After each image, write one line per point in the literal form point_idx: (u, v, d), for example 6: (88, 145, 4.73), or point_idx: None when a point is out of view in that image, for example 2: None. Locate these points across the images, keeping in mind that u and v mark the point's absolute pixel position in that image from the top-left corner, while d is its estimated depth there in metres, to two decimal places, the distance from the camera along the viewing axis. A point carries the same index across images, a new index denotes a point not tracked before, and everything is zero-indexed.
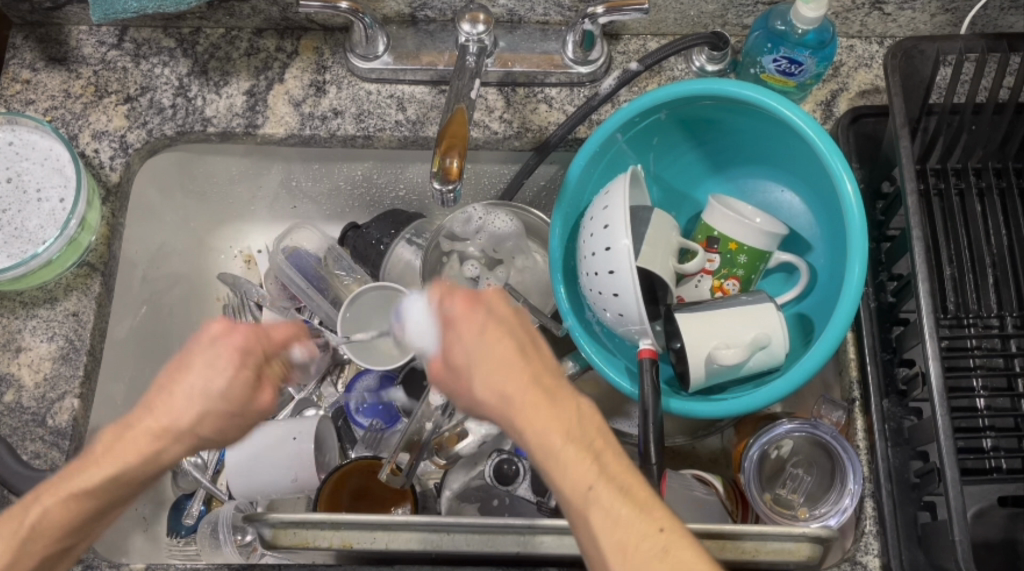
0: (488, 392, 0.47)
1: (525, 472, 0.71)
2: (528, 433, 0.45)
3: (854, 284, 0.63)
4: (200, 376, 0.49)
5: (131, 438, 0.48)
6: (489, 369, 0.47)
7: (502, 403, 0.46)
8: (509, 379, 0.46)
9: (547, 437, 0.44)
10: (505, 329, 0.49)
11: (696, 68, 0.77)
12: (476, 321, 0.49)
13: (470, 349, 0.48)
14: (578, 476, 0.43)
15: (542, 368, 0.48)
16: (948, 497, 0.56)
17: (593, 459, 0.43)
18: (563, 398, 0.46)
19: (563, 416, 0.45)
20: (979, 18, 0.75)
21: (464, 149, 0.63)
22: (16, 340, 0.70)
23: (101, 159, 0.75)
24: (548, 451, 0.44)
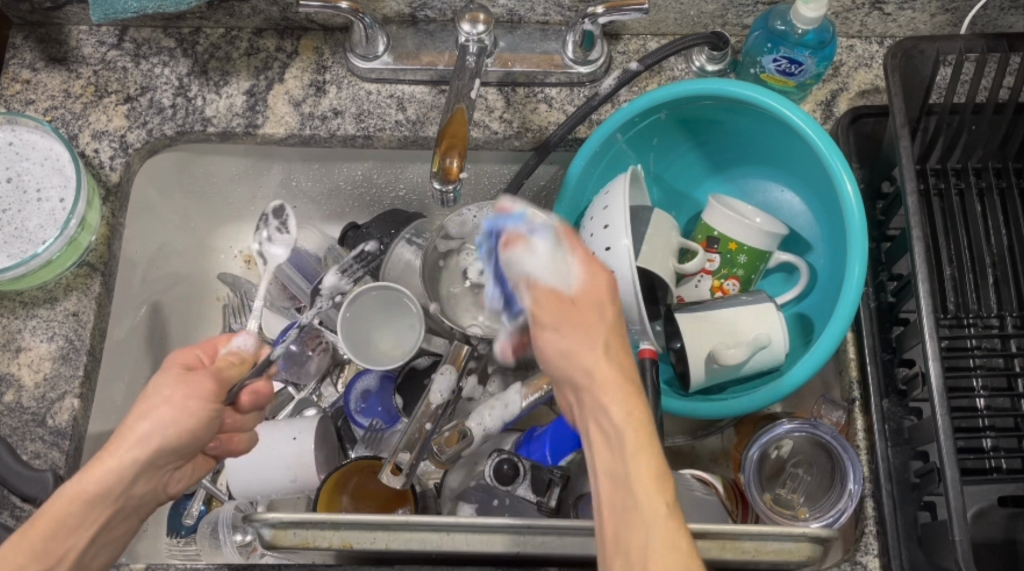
0: (581, 361, 0.50)
1: (525, 473, 0.69)
2: (606, 408, 0.47)
3: (854, 284, 0.63)
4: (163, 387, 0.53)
5: (118, 451, 0.51)
6: (592, 345, 0.50)
7: (589, 375, 0.49)
8: (601, 370, 0.49)
9: (621, 417, 0.47)
10: (605, 325, 0.52)
11: (695, 68, 0.77)
12: (593, 290, 0.53)
13: (569, 338, 0.51)
14: (638, 464, 0.45)
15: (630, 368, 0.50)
16: (948, 497, 0.56)
17: (646, 458, 0.45)
18: (637, 394, 0.48)
19: (639, 405, 0.47)
20: (979, 18, 0.75)
21: (464, 149, 0.63)
22: (16, 340, 0.70)
23: (101, 159, 0.75)
24: (613, 442, 0.46)
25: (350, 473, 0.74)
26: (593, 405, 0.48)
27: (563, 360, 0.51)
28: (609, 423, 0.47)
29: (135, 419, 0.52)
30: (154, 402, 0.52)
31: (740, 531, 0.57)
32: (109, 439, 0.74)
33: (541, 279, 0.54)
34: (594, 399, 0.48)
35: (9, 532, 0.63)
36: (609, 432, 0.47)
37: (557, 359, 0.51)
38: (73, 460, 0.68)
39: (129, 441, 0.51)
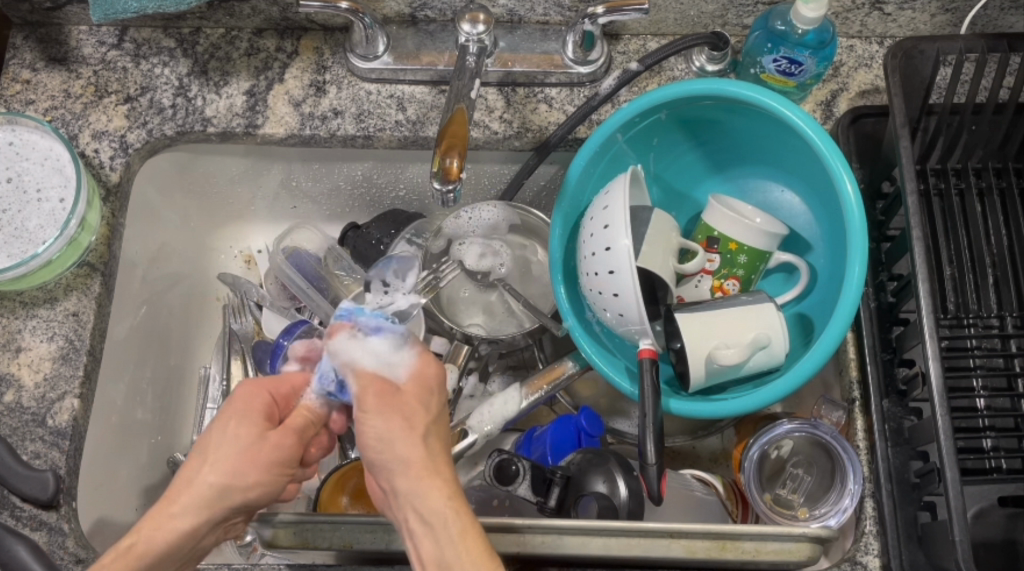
0: (392, 451, 0.52)
1: (525, 473, 0.66)
2: (421, 494, 0.50)
3: (854, 285, 0.63)
4: (239, 434, 0.54)
5: (181, 512, 0.51)
6: (410, 435, 0.52)
7: (402, 464, 0.51)
8: (401, 452, 0.51)
9: (437, 504, 0.49)
10: (401, 414, 0.53)
11: (696, 68, 0.77)
12: (423, 386, 0.56)
13: (374, 430, 0.53)
14: (469, 550, 0.47)
15: (435, 451, 0.53)
16: (948, 497, 0.56)
17: (443, 526, 0.48)
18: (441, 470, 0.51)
19: (455, 492, 0.50)
20: (979, 18, 0.75)
21: (464, 149, 0.62)
22: (16, 340, 0.70)
23: (101, 159, 0.75)
24: (430, 514, 0.49)
25: (350, 473, 0.74)
26: (411, 492, 0.50)
27: (382, 448, 0.52)
28: (427, 510, 0.49)
29: (203, 474, 0.52)
30: (220, 449, 0.52)
31: (740, 531, 0.57)
32: (109, 439, 0.74)
33: (364, 366, 0.56)
34: (410, 485, 0.50)
35: (9, 532, 0.63)
36: (432, 520, 0.48)
37: (378, 456, 0.52)
38: (73, 460, 0.68)
39: (198, 498, 0.51)
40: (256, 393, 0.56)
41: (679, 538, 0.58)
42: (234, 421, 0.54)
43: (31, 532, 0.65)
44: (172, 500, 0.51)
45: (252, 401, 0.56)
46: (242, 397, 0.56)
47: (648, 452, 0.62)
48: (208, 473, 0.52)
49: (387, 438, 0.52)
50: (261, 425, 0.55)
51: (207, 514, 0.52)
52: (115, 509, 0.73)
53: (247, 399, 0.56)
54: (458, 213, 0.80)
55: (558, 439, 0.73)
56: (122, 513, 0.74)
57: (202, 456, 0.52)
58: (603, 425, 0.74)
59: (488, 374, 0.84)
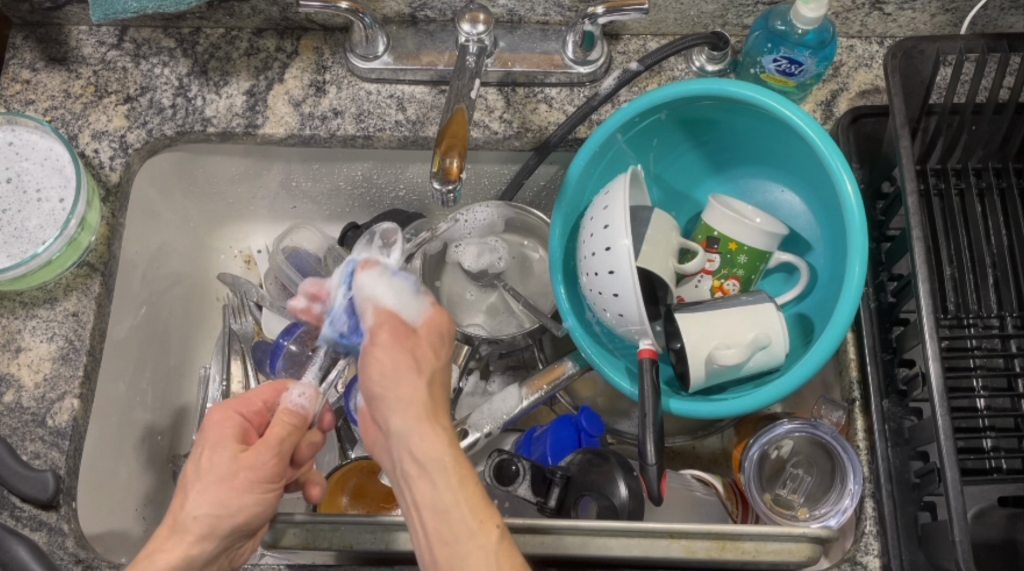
0: (397, 390, 0.53)
1: (525, 474, 0.67)
2: (422, 438, 0.51)
3: (854, 285, 0.63)
4: (218, 462, 0.55)
5: (175, 545, 0.52)
6: (416, 377, 0.54)
7: (404, 404, 0.52)
8: (405, 391, 0.53)
9: (435, 449, 0.50)
10: (409, 354, 0.55)
11: (696, 68, 0.77)
12: (435, 330, 0.57)
13: (382, 366, 0.54)
14: (466, 498, 0.49)
15: (438, 397, 0.54)
16: (948, 497, 0.56)
17: (439, 470, 0.49)
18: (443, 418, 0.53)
19: (452, 440, 0.51)
20: (979, 18, 0.75)
21: (464, 149, 0.62)
22: (16, 340, 0.70)
23: (101, 159, 0.75)
24: (428, 456, 0.50)
25: (351, 472, 0.74)
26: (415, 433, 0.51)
27: (383, 385, 0.53)
28: (424, 455, 0.50)
29: (190, 507, 0.53)
30: (203, 481, 0.54)
31: (740, 531, 0.57)
32: (110, 439, 0.74)
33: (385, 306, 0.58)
34: (409, 427, 0.51)
35: (9, 532, 0.63)
36: (428, 465, 0.49)
37: (378, 390, 0.53)
38: (73, 460, 0.68)
39: (189, 530, 0.52)
40: (225, 418, 0.57)
41: (679, 538, 0.58)
42: (211, 451, 0.55)
43: (31, 532, 0.65)
44: (167, 534, 0.53)
45: (224, 426, 0.57)
46: (216, 427, 0.57)
47: (648, 452, 0.62)
48: (194, 505, 0.53)
49: (394, 373, 0.53)
50: (236, 449, 0.56)
51: (202, 545, 0.53)
52: (115, 509, 0.73)
53: (218, 428, 0.56)
54: (457, 216, 0.79)
55: (558, 440, 0.73)
56: (122, 514, 0.74)
57: (187, 489, 0.54)
58: (603, 426, 0.74)
59: (487, 374, 0.84)
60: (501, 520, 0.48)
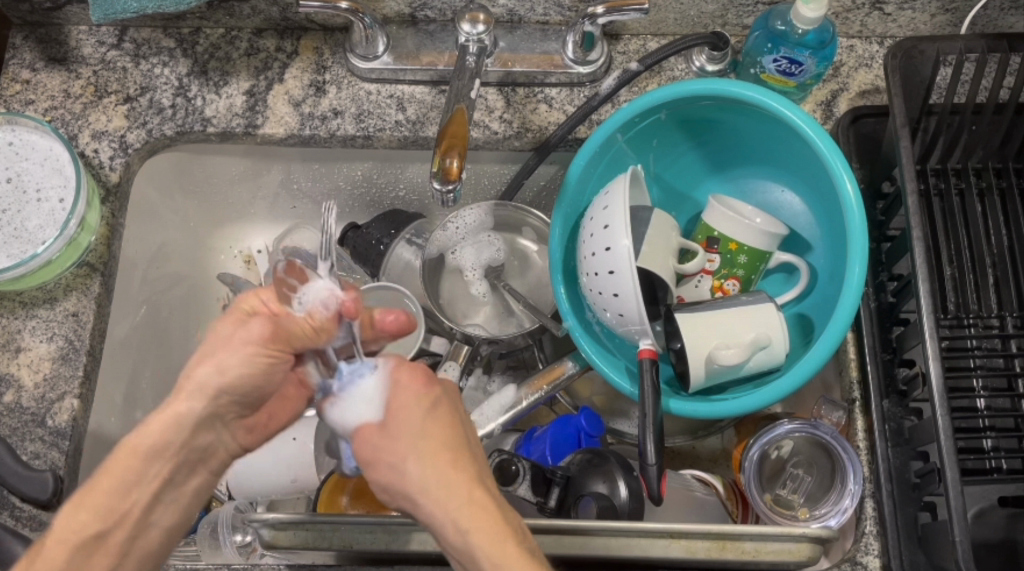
0: (410, 476, 0.51)
1: (525, 473, 0.66)
2: (445, 524, 0.49)
3: (854, 284, 0.63)
4: (233, 366, 0.52)
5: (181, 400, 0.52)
6: (416, 458, 0.51)
7: (420, 490, 0.50)
8: (416, 472, 0.51)
9: (462, 530, 0.48)
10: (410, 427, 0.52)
11: (696, 68, 0.77)
12: (415, 400, 0.54)
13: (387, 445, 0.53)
14: (510, 567, 0.47)
15: (456, 458, 0.51)
16: (948, 497, 0.56)
17: (473, 544, 0.48)
18: (458, 482, 0.50)
19: (474, 506, 0.49)
20: (979, 18, 0.75)
21: (464, 149, 0.62)
22: (16, 340, 0.70)
23: (100, 159, 0.75)
24: (463, 539, 0.48)
25: (350, 472, 0.74)
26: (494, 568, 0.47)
27: (441, 525, 0.49)
28: (458, 542, 0.48)
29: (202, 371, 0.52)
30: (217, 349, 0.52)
31: (738, 531, 0.57)
32: (109, 439, 0.74)
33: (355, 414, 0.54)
34: (431, 513, 0.50)
35: (9, 532, 0.63)
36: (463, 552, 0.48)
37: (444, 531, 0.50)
38: (73, 460, 0.68)
39: (187, 392, 0.52)
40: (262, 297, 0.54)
41: (679, 538, 0.58)
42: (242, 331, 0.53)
43: (31, 532, 0.65)
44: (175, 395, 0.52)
45: (243, 328, 0.53)
46: (227, 325, 0.53)
47: (648, 452, 0.62)
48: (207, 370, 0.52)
49: (443, 502, 0.49)
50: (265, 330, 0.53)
51: (190, 405, 0.52)
52: None
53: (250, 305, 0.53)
54: (445, 225, 0.80)
55: (558, 439, 0.73)
56: None
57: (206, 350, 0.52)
58: (603, 426, 0.74)
59: (487, 372, 0.84)
60: None
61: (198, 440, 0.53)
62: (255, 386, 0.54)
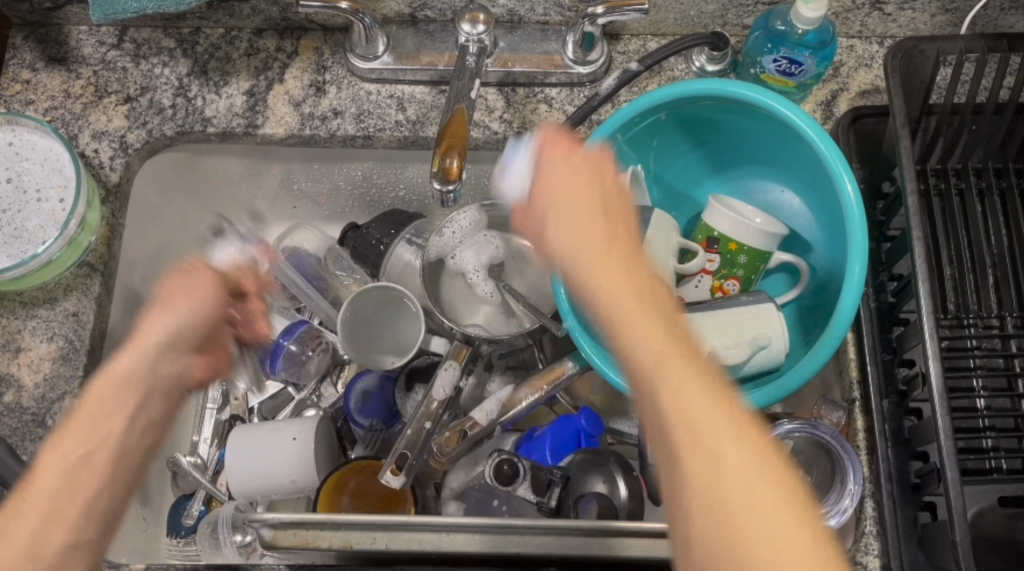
0: (575, 235, 0.45)
1: (525, 473, 0.67)
2: (609, 297, 0.42)
3: (854, 285, 0.63)
4: (163, 328, 0.54)
5: (159, 320, 0.55)
6: (590, 222, 0.45)
7: (584, 248, 0.44)
8: (575, 233, 0.45)
9: (632, 316, 0.40)
10: (594, 199, 0.46)
11: (696, 68, 0.77)
12: (582, 181, 0.47)
13: (548, 195, 0.47)
14: (669, 342, 0.39)
15: (614, 223, 0.46)
16: (948, 497, 0.56)
17: (665, 329, 0.40)
18: (637, 269, 0.43)
19: (642, 288, 0.42)
20: (979, 18, 0.75)
21: (464, 148, 0.62)
22: (16, 340, 0.70)
23: (101, 159, 0.75)
24: (636, 351, 0.39)
25: (349, 473, 0.75)
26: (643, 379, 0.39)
27: (600, 299, 0.42)
28: (640, 340, 0.39)
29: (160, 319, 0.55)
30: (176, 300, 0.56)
31: None
32: None
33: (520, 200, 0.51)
34: (590, 284, 0.43)
35: None
36: (642, 361, 0.39)
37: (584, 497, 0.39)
38: None
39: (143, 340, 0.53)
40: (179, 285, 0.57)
41: None
42: (177, 280, 0.57)
43: None
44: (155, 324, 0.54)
45: (189, 279, 0.57)
46: (176, 280, 0.58)
47: None
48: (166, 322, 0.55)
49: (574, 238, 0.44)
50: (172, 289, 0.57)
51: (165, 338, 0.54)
52: None
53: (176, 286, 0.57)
54: (440, 231, 0.79)
55: (560, 439, 0.73)
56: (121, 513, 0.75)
57: (169, 307, 0.55)
58: (602, 425, 0.75)
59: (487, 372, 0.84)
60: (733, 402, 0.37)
61: (160, 367, 0.53)
62: (201, 326, 0.57)
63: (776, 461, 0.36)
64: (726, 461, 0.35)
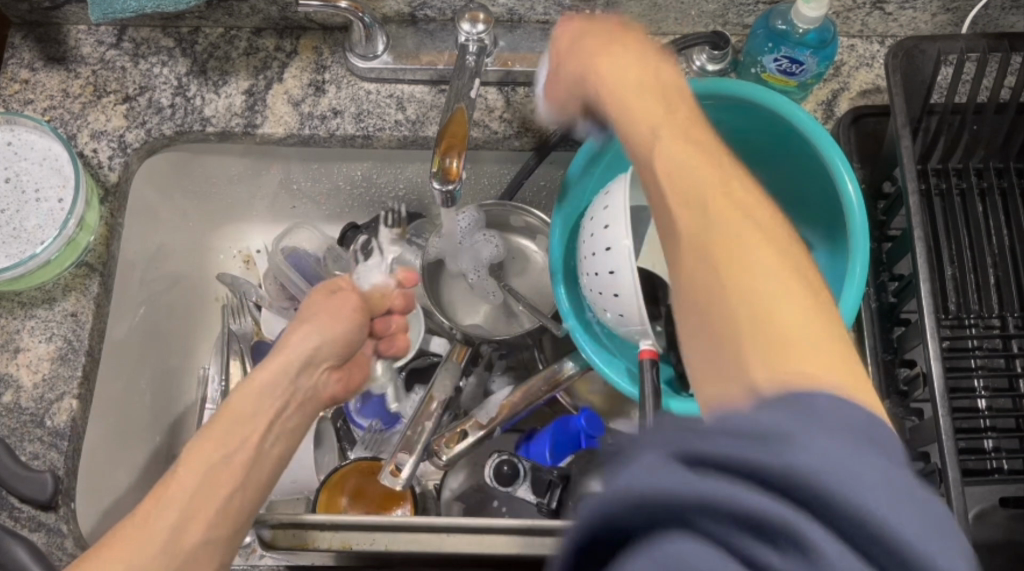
0: (675, 154, 0.45)
1: (525, 474, 0.67)
2: (688, 171, 0.44)
3: (856, 284, 0.63)
4: (319, 334, 0.66)
5: (298, 338, 0.65)
6: (667, 118, 0.48)
7: (664, 152, 0.46)
8: (671, 132, 0.47)
9: (715, 216, 0.42)
10: (676, 107, 0.49)
11: (695, 68, 0.76)
12: (678, 98, 0.50)
13: (615, 82, 0.51)
14: (750, 237, 0.41)
15: (707, 138, 0.47)
16: (949, 498, 0.56)
17: (743, 217, 0.42)
18: (723, 162, 0.45)
19: (726, 173, 0.44)
20: (980, 18, 0.75)
21: (463, 148, 0.62)
22: (15, 340, 0.70)
23: (100, 158, 0.75)
24: (700, 219, 0.43)
25: (349, 472, 0.74)
26: (749, 330, 0.38)
27: (664, 217, 0.45)
28: (714, 210, 0.42)
29: (301, 333, 0.65)
30: (313, 314, 0.67)
31: None
32: (108, 439, 0.75)
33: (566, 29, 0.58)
34: (676, 164, 0.45)
35: (8, 533, 0.62)
36: (719, 235, 0.41)
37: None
38: (72, 461, 0.67)
39: (297, 348, 0.65)
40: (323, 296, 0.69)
41: None
42: (322, 294, 0.69)
43: (30, 532, 0.65)
44: (298, 338, 0.65)
45: (341, 294, 0.69)
46: (329, 294, 0.69)
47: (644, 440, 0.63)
48: (310, 330, 0.66)
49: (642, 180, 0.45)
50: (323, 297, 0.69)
51: (312, 349, 0.65)
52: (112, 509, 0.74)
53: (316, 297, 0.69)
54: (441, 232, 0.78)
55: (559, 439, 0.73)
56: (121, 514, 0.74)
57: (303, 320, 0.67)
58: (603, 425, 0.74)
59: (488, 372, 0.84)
60: (836, 334, 0.38)
61: (302, 379, 0.65)
62: (347, 335, 0.68)
63: (809, 301, 0.39)
64: (797, 353, 0.36)
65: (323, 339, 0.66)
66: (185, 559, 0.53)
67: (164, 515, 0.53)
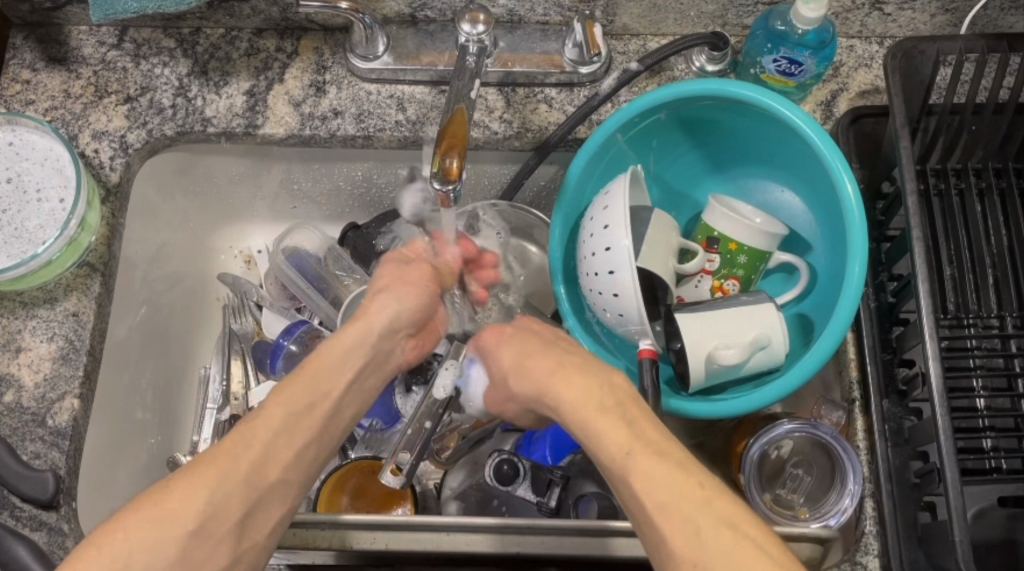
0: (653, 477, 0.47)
1: (525, 473, 0.67)
2: (648, 479, 0.47)
3: (854, 284, 0.63)
4: (395, 299, 0.61)
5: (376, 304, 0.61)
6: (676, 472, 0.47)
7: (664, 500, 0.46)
8: (659, 481, 0.46)
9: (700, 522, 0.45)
10: (690, 493, 0.46)
11: (696, 68, 0.77)
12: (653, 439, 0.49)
13: (616, 446, 0.49)
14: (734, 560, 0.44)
15: (718, 489, 0.46)
16: (948, 497, 0.56)
17: (728, 527, 0.45)
18: (736, 517, 0.45)
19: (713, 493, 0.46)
20: (979, 18, 0.75)
21: (463, 149, 0.62)
22: (16, 340, 0.70)
23: (101, 159, 0.75)
24: (687, 520, 0.45)
25: (350, 472, 0.75)
26: None
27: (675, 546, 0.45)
28: (705, 528, 0.45)
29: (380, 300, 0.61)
30: (391, 285, 0.63)
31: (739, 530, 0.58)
32: (109, 438, 0.75)
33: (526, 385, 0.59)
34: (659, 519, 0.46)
35: (9, 532, 0.63)
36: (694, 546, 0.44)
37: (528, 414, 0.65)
38: (73, 460, 0.68)
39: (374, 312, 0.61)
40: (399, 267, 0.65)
41: None
42: (398, 266, 0.65)
43: (31, 531, 0.65)
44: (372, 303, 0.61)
45: (413, 264, 0.66)
46: (406, 265, 0.66)
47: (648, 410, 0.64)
48: (386, 298, 0.62)
49: (605, 448, 0.50)
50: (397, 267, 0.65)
51: (389, 315, 0.61)
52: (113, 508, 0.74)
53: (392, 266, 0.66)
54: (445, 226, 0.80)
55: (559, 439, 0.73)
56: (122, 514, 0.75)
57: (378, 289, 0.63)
58: None
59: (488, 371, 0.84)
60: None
61: (383, 341, 0.60)
62: (424, 298, 0.64)
63: None
64: None
65: (401, 304, 0.62)
66: (255, 500, 0.50)
67: (238, 461, 0.50)
